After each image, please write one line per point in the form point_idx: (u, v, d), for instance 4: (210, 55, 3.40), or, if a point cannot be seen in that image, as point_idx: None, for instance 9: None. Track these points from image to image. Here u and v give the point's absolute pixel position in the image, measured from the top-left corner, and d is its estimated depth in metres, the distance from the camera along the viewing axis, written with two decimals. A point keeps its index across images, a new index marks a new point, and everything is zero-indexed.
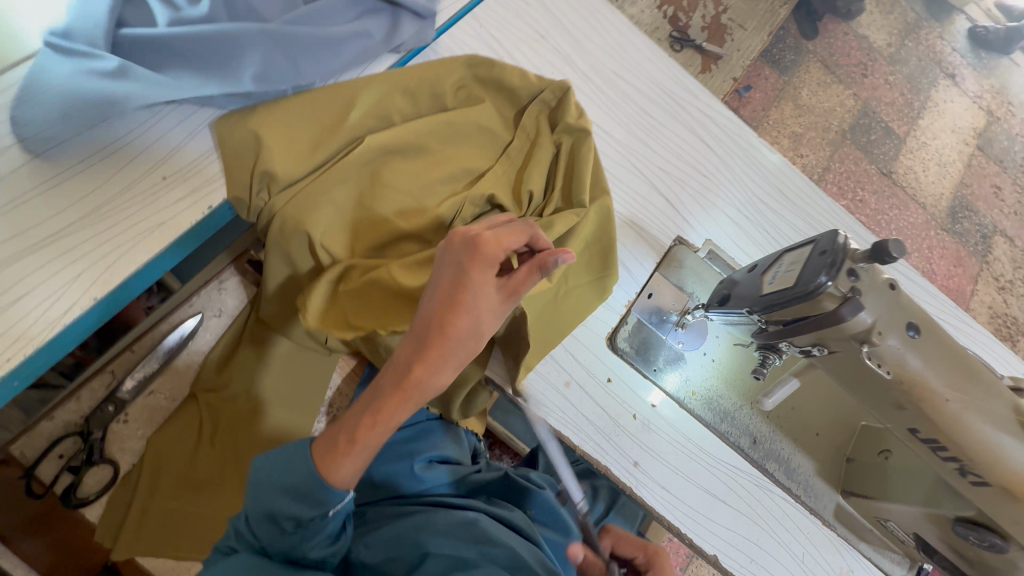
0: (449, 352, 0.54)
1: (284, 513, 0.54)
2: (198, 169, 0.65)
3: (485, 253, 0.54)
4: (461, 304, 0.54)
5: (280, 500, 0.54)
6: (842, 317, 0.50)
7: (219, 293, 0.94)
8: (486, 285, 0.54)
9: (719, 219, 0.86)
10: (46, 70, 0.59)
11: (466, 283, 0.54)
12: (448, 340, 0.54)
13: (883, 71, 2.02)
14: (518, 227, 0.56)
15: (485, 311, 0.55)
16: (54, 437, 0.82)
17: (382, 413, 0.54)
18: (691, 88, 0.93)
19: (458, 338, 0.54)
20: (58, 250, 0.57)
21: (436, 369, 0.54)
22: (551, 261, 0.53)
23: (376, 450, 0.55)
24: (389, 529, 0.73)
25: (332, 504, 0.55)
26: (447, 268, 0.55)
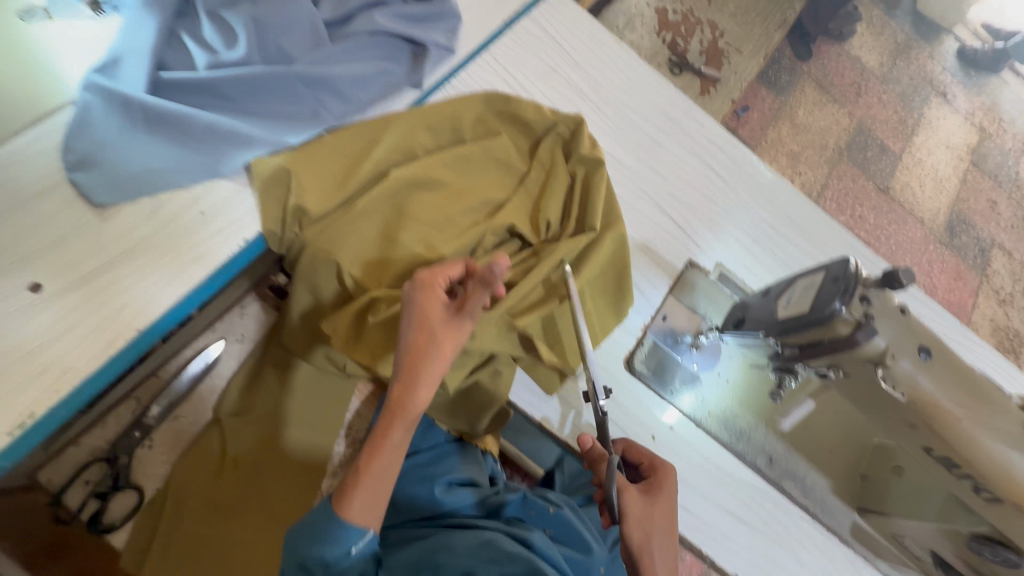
0: (417, 368, 0.59)
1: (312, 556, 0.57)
2: (235, 203, 0.67)
3: (427, 282, 0.62)
4: (417, 326, 0.60)
5: (308, 546, 0.57)
6: (857, 342, 0.53)
7: (240, 317, 0.95)
8: (433, 305, 0.61)
9: (728, 241, 0.89)
10: (96, 111, 0.63)
11: (416, 309, 0.61)
12: (414, 359, 0.59)
13: (876, 90, 2.08)
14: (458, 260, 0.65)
15: (438, 326, 0.60)
16: (80, 463, 0.83)
17: (378, 440, 0.59)
18: (696, 116, 0.97)
19: (425, 355, 0.60)
20: (105, 285, 0.60)
21: (410, 387, 0.59)
22: (488, 271, 0.60)
23: (385, 479, 0.60)
24: (407, 554, 0.75)
25: (351, 540, 0.57)
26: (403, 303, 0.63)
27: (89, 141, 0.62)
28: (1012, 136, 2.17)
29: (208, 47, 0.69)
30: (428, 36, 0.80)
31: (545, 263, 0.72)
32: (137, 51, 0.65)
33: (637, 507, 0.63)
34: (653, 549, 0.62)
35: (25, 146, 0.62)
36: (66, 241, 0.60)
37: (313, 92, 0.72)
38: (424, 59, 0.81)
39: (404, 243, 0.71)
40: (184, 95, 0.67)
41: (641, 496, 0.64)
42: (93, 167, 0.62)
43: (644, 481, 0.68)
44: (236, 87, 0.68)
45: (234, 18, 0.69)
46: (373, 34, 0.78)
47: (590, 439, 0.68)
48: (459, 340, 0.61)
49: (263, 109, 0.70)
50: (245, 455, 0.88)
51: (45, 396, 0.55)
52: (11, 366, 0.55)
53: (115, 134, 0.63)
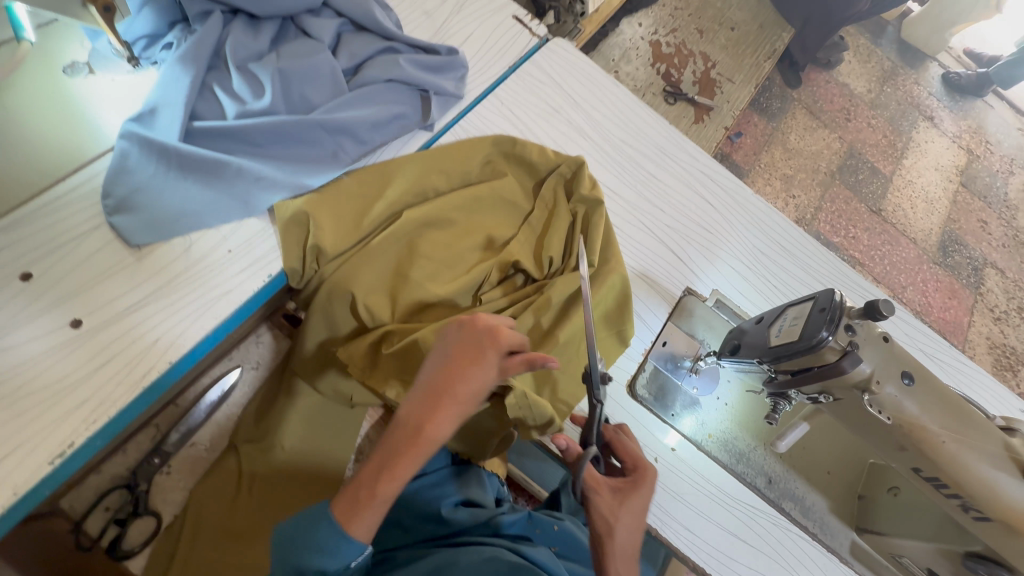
0: (451, 408, 0.60)
1: (311, 566, 0.55)
2: (260, 243, 0.73)
3: (487, 334, 0.62)
4: (468, 370, 0.61)
5: (310, 554, 0.55)
6: (844, 369, 0.56)
7: (256, 346, 0.99)
8: (489, 358, 0.62)
9: (725, 269, 0.94)
10: (134, 158, 0.68)
11: (474, 356, 0.61)
12: (454, 399, 0.60)
13: (865, 115, 2.16)
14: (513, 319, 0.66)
15: (486, 378, 0.61)
16: (101, 490, 0.85)
17: (394, 464, 0.58)
18: (691, 151, 1.02)
19: (463, 399, 0.60)
20: (138, 320, 0.65)
21: (442, 425, 0.59)
22: (540, 363, 0.61)
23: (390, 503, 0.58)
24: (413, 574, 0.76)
25: (353, 556, 0.57)
26: (457, 342, 0.63)
27: (127, 186, 0.68)
28: (999, 157, 2.24)
29: (237, 98, 0.75)
30: (439, 84, 0.87)
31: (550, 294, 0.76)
32: (170, 103, 0.71)
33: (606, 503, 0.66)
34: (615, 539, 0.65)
35: (71, 192, 0.68)
36: (104, 280, 0.65)
37: (332, 138, 0.78)
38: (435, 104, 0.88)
39: (416, 279, 0.76)
40: (213, 142, 0.73)
41: (611, 491, 0.66)
42: (131, 210, 0.67)
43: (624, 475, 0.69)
44: (262, 134, 0.74)
45: (261, 71, 0.76)
46: (389, 83, 0.84)
47: (563, 438, 0.68)
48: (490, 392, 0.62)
49: (287, 155, 0.76)
50: (260, 479, 0.90)
51: (83, 426, 0.59)
52: (52, 399, 0.59)
53: (150, 179, 0.68)
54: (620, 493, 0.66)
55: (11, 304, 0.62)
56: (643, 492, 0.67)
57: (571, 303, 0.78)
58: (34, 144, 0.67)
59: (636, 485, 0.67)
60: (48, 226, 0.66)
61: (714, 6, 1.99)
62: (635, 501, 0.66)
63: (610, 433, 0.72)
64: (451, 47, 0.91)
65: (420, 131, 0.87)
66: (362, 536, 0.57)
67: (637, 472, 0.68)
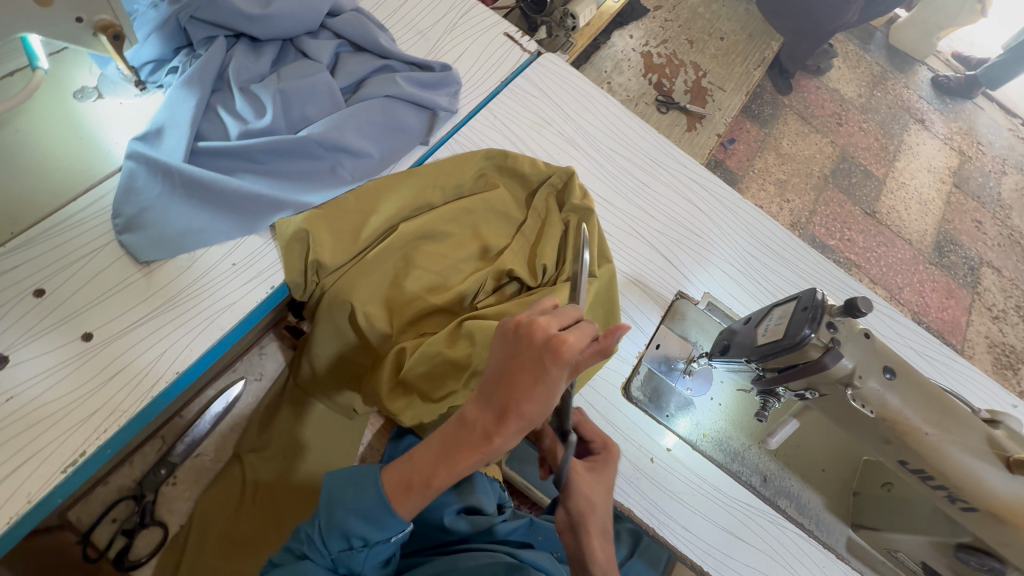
0: (517, 426, 0.54)
1: (355, 531, 0.58)
2: (262, 255, 0.75)
3: (566, 350, 0.54)
4: (539, 387, 0.54)
5: (355, 522, 0.58)
6: (826, 365, 0.58)
7: (259, 357, 1.01)
8: (562, 377, 0.54)
9: (716, 273, 0.96)
10: (140, 177, 0.71)
11: (546, 373, 0.54)
12: (521, 416, 0.54)
13: (856, 119, 2.20)
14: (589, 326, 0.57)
15: (555, 396, 0.55)
16: (109, 501, 0.87)
17: (450, 467, 0.55)
18: (681, 159, 1.05)
19: (530, 418, 0.55)
20: (146, 333, 0.67)
21: (505, 439, 0.54)
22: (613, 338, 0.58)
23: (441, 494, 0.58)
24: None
25: (393, 533, 0.58)
26: (529, 352, 0.55)
27: (135, 205, 0.71)
28: (991, 158, 2.27)
29: (240, 119, 0.78)
30: (434, 100, 0.90)
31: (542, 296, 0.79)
32: (176, 123, 0.74)
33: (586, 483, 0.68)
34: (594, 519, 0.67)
35: (81, 212, 0.71)
36: (112, 295, 0.68)
37: (332, 156, 0.81)
38: (429, 122, 0.92)
39: (412, 290, 0.79)
40: (217, 160, 0.76)
41: (588, 470, 0.69)
42: (140, 228, 0.70)
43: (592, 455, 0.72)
44: (265, 153, 0.77)
45: (263, 92, 0.79)
46: (386, 101, 0.87)
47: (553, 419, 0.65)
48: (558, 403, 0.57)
49: (288, 172, 0.79)
50: (263, 488, 0.91)
51: (94, 435, 0.61)
52: (62, 410, 0.62)
53: (158, 198, 0.71)
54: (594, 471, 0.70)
55: (23, 320, 0.64)
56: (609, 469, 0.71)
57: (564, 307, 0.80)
58: (45, 165, 0.69)
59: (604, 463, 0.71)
60: (58, 244, 0.69)
61: (703, 17, 2.04)
62: (606, 476, 0.70)
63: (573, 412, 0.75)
64: (444, 64, 0.94)
65: (417, 146, 0.91)
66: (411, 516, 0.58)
67: (604, 451, 0.72)
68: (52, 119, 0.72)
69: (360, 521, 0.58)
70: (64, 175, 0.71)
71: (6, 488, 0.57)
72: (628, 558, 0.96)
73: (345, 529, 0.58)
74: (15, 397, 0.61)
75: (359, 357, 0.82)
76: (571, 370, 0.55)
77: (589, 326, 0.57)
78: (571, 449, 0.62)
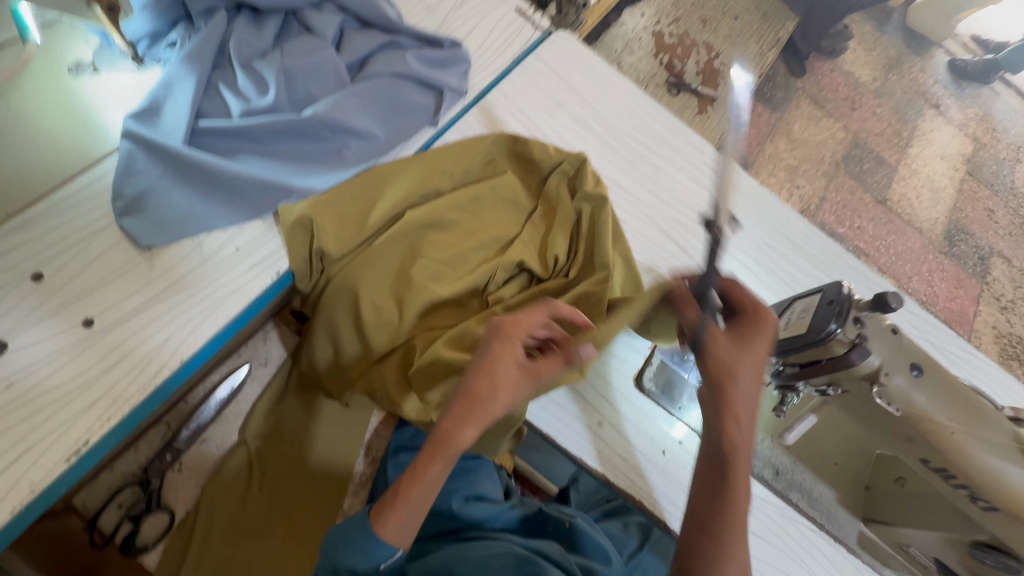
0: (473, 408, 0.59)
1: (344, 564, 0.61)
2: (268, 240, 0.73)
3: (505, 329, 0.62)
4: (483, 368, 0.61)
5: (346, 557, 0.61)
6: (852, 361, 0.56)
7: (264, 343, 0.97)
8: (505, 354, 0.61)
9: (731, 262, 0.93)
10: (140, 157, 0.69)
11: (489, 355, 0.61)
12: (470, 397, 0.60)
13: (870, 103, 2.12)
14: (538, 309, 0.65)
15: (503, 377, 0.60)
16: (115, 487, 0.86)
17: (419, 469, 0.59)
18: (696, 143, 1.02)
19: (486, 401, 0.60)
20: (149, 319, 0.65)
21: (460, 422, 0.59)
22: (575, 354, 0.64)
23: (419, 507, 0.60)
24: (424, 565, 0.79)
25: (382, 558, 0.60)
26: (480, 345, 0.63)
27: (136, 187, 0.68)
28: (1006, 145, 2.21)
29: (241, 96, 0.75)
30: (442, 80, 0.87)
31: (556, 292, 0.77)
32: (176, 101, 0.71)
33: (723, 348, 0.60)
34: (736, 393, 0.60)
35: (84, 190, 0.69)
36: (113, 280, 0.66)
37: (339, 137, 0.78)
38: (438, 102, 0.88)
39: (418, 280, 0.76)
40: (219, 140, 0.73)
41: (728, 338, 0.61)
42: (140, 211, 0.68)
43: (740, 317, 0.63)
44: (269, 133, 0.74)
45: (265, 68, 0.76)
46: (393, 80, 0.84)
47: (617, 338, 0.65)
48: (518, 392, 0.62)
49: (293, 153, 0.76)
50: (271, 475, 0.91)
51: (97, 424, 0.60)
52: (64, 400, 0.60)
53: (158, 180, 0.69)
54: (742, 339, 0.61)
55: (22, 305, 0.62)
56: (765, 340, 0.61)
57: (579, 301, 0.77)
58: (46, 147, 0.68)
59: (759, 332, 0.61)
60: (56, 226, 0.66)
61: None
62: (757, 341, 0.61)
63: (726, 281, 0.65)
64: (454, 41, 0.90)
65: (426, 127, 0.88)
66: (393, 536, 0.59)
67: (752, 313, 0.62)
68: (48, 99, 0.69)
69: (350, 554, 0.60)
70: (69, 158, 0.69)
71: (8, 480, 0.56)
72: (637, 551, 0.98)
73: (336, 562, 0.61)
74: (15, 384, 0.59)
75: (357, 351, 0.79)
76: (517, 347, 0.62)
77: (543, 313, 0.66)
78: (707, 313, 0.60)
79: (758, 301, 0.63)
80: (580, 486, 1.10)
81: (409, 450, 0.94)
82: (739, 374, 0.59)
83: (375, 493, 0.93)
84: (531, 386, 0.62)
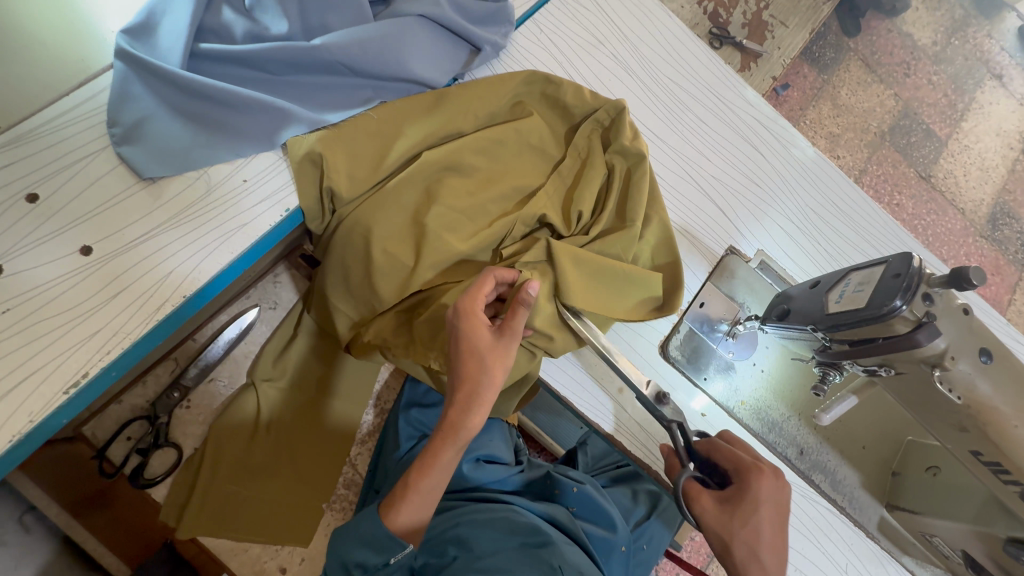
0: (470, 389, 0.59)
1: (355, 559, 0.63)
2: (277, 173, 0.67)
3: (468, 312, 0.60)
4: (464, 350, 0.60)
5: (355, 550, 0.63)
6: (918, 342, 0.51)
7: (274, 285, 0.96)
8: (476, 328, 0.59)
9: (772, 229, 0.86)
10: (136, 81, 0.64)
11: (459, 333, 0.60)
12: (461, 381, 0.59)
13: (926, 70, 1.94)
14: (488, 276, 0.62)
15: (485, 351, 0.59)
16: (123, 419, 0.86)
17: (431, 457, 0.60)
18: (745, 95, 0.92)
19: (474, 380, 0.59)
20: (147, 252, 0.61)
21: (467, 407, 0.59)
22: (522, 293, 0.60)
23: (435, 493, 0.62)
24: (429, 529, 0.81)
25: (394, 553, 0.62)
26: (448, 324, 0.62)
27: (136, 113, 0.63)
28: None
29: (252, 16, 0.69)
30: (480, 36, 0.78)
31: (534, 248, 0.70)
32: (174, 17, 0.65)
33: (711, 514, 0.63)
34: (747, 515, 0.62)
35: (78, 107, 0.63)
36: (113, 206, 0.61)
37: (355, 75, 0.72)
38: (467, 59, 0.80)
39: (433, 230, 0.70)
40: (222, 67, 0.67)
41: (717, 504, 0.63)
42: (139, 139, 0.63)
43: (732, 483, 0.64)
44: (278, 61, 0.68)
45: None
46: (420, 23, 0.75)
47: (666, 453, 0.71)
48: (508, 365, 0.60)
49: (304, 88, 0.70)
50: (280, 422, 0.90)
51: (97, 356, 0.57)
52: (63, 327, 0.57)
53: (159, 107, 0.64)
54: (729, 504, 0.63)
55: (19, 227, 0.58)
56: (760, 502, 0.62)
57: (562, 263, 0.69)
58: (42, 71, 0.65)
59: (748, 493, 0.62)
60: (49, 145, 0.61)
61: None
62: (748, 506, 0.62)
63: (706, 446, 0.69)
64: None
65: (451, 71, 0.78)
66: (408, 523, 0.62)
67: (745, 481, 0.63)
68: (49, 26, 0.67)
69: (361, 549, 0.63)
70: (65, 78, 0.65)
71: (6, 408, 0.54)
72: (644, 519, 0.97)
73: (345, 557, 0.63)
74: (13, 310, 0.56)
75: (361, 297, 0.75)
76: (479, 317, 0.60)
77: (490, 275, 0.63)
78: (681, 473, 0.64)
79: (743, 458, 0.65)
80: (589, 449, 1.08)
81: (421, 406, 0.94)
82: (734, 542, 0.61)
83: (383, 443, 0.95)
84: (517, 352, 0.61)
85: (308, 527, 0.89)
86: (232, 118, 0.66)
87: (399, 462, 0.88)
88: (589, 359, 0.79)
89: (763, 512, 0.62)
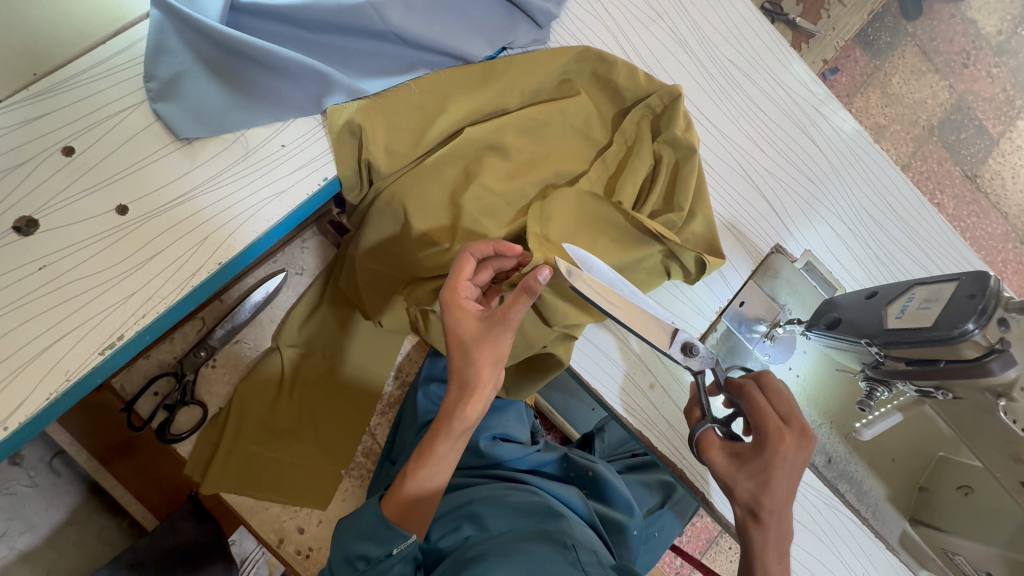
0: (460, 380, 0.58)
1: (356, 552, 0.61)
2: (312, 141, 0.65)
3: (451, 300, 0.59)
4: (450, 339, 0.59)
5: (357, 543, 0.61)
6: (989, 370, 0.49)
7: (301, 251, 0.94)
8: (460, 316, 0.58)
9: (822, 229, 0.82)
10: (170, 33, 0.60)
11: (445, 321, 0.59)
12: (452, 370, 0.59)
13: (988, 61, 1.79)
14: (467, 260, 0.59)
15: (468, 339, 0.57)
16: (150, 374, 0.85)
17: (427, 448, 0.60)
18: (807, 82, 0.86)
19: (462, 369, 0.58)
20: (181, 217, 0.60)
21: (458, 399, 0.58)
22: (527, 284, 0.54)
23: (430, 481, 0.62)
24: (441, 506, 0.81)
25: (397, 543, 0.60)
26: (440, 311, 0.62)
27: (171, 68, 0.61)
28: None
29: None
30: (538, 7, 0.73)
31: (557, 216, 0.69)
32: None
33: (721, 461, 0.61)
34: (761, 477, 0.59)
35: (113, 58, 0.60)
36: (148, 165, 0.59)
37: (398, 42, 0.68)
38: (517, 26, 0.74)
39: (469, 213, 0.68)
40: (264, 23, 0.64)
41: (729, 454, 0.61)
42: (175, 96, 0.60)
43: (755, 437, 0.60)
44: (318, 21, 0.64)
45: None
46: None
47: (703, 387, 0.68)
48: (500, 352, 0.57)
49: (346, 52, 0.66)
50: (303, 386, 0.90)
51: (132, 319, 0.57)
52: (99, 287, 0.56)
53: (194, 63, 0.61)
54: (742, 457, 0.60)
55: (53, 180, 0.56)
56: (777, 463, 0.58)
57: (574, 230, 0.69)
58: (61, 27, 0.63)
59: (763, 452, 0.58)
60: (85, 95, 0.59)
61: None
62: (759, 462, 0.59)
63: (737, 389, 0.63)
64: None
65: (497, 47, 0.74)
66: (398, 515, 0.61)
67: (766, 440, 0.58)
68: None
69: (363, 542, 0.61)
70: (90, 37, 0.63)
71: (42, 365, 0.54)
72: (656, 508, 0.99)
73: (348, 550, 0.62)
74: (49, 266, 0.55)
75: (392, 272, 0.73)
76: (461, 304, 0.58)
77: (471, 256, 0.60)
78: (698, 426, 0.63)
79: (769, 418, 0.59)
80: (606, 437, 1.08)
81: (439, 381, 0.93)
82: (738, 490, 0.61)
83: (403, 416, 0.95)
84: (509, 339, 0.57)
85: (326, 492, 0.90)
86: (269, 79, 0.62)
87: (416, 434, 0.89)
88: (617, 348, 0.77)
89: (778, 474, 0.59)
